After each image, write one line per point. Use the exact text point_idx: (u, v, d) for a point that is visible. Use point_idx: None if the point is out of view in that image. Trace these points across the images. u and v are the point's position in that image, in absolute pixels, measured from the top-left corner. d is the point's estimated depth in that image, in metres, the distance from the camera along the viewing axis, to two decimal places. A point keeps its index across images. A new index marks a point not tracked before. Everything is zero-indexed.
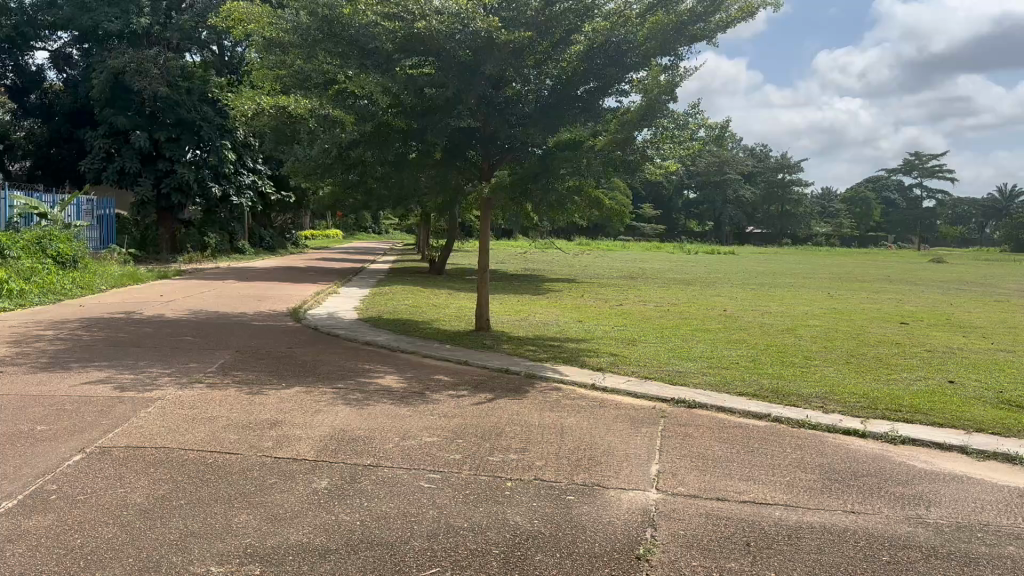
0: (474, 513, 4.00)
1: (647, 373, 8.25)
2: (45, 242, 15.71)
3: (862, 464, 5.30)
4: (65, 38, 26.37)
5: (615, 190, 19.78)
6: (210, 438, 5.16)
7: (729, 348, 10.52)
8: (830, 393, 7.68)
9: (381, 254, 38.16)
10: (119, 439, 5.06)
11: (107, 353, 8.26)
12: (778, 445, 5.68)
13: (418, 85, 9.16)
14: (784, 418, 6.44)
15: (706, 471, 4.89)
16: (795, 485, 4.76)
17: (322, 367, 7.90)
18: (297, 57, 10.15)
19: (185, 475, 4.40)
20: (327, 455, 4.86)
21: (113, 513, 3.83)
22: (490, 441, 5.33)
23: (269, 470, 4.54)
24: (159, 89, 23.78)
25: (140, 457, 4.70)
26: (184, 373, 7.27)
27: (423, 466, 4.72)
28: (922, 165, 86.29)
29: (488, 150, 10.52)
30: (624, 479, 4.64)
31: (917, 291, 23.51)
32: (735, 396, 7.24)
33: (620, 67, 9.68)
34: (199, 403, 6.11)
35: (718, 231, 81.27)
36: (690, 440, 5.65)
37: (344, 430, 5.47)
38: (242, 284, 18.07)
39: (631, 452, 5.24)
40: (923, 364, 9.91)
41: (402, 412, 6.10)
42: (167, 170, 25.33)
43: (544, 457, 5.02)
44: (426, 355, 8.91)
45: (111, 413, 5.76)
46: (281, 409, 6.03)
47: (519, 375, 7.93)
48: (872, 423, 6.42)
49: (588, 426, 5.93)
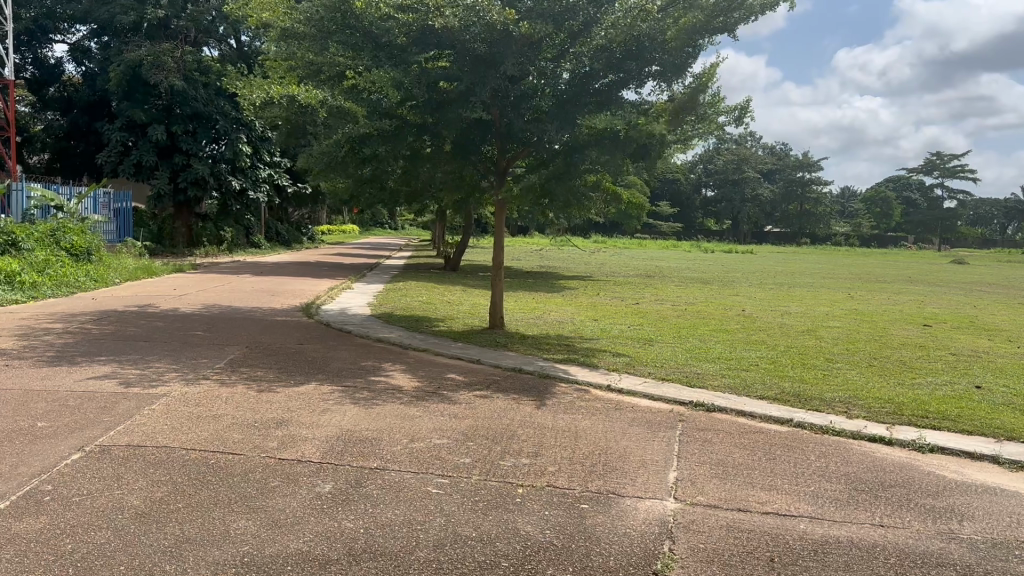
0: (484, 522, 3.82)
1: (662, 373, 8.05)
2: (59, 234, 15.66)
3: (889, 474, 5.07)
4: (84, 30, 26.46)
5: (632, 185, 19.57)
6: (213, 437, 5.01)
7: (749, 349, 10.30)
8: (853, 397, 7.44)
9: (393, 253, 33.58)
10: (119, 438, 4.91)
11: (116, 347, 8.17)
12: (799, 451, 5.47)
13: (431, 79, 9.14)
14: (807, 424, 6.22)
15: (727, 480, 4.69)
16: (820, 496, 4.54)
17: (332, 365, 7.74)
18: (309, 49, 9.94)
19: (186, 477, 4.26)
20: (333, 458, 4.69)
21: (107, 518, 3.67)
22: (502, 445, 5.13)
23: (273, 472, 4.39)
24: (176, 82, 23.71)
25: (140, 457, 4.57)
26: (191, 370, 7.14)
27: (431, 470, 4.54)
28: (944, 165, 85.01)
29: (503, 146, 10.25)
30: (640, 488, 4.44)
31: (938, 292, 23.09)
32: (755, 399, 7.04)
33: (640, 61, 9.41)
34: (204, 401, 5.97)
35: (736, 230, 80.43)
36: (710, 445, 5.46)
37: (351, 432, 5.29)
38: (255, 278, 17.95)
39: (647, 458, 5.03)
40: (948, 368, 9.61)
41: (413, 412, 5.93)
42: (184, 164, 25.26)
43: (556, 462, 4.83)
44: (439, 354, 8.73)
45: (113, 410, 5.61)
46: (288, 408, 5.87)
47: (532, 375, 7.75)
48: (898, 430, 6.18)
49: (603, 429, 5.75)
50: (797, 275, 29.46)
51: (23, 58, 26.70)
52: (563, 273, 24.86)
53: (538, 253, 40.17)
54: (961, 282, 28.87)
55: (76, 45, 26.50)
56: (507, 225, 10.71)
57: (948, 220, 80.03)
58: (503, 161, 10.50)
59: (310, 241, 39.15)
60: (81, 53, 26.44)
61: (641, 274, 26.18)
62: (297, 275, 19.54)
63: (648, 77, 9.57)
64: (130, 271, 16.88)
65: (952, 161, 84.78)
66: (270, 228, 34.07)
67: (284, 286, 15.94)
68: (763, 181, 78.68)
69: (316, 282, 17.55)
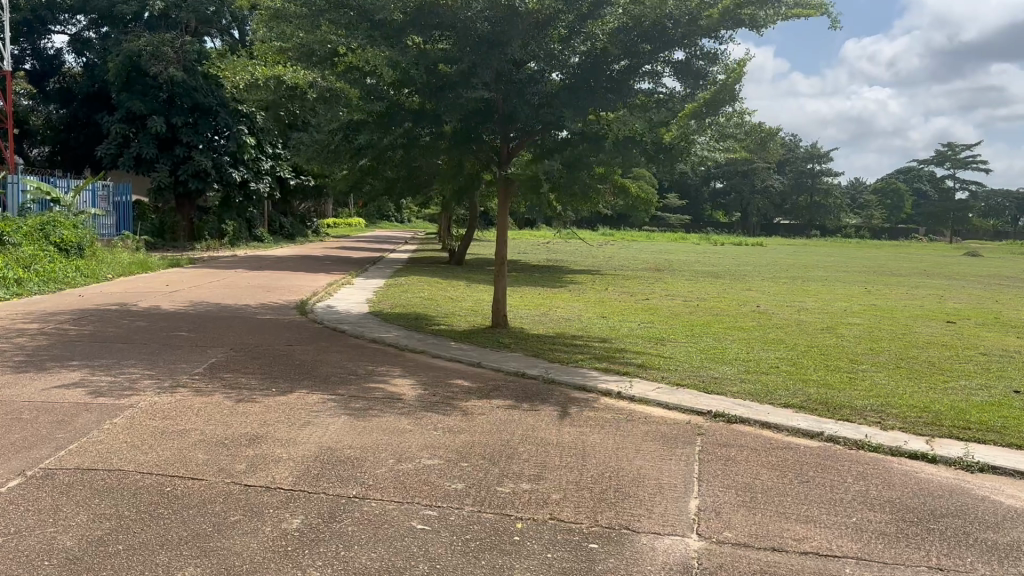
0: (476, 570, 3.25)
1: (676, 378, 7.44)
2: (49, 229, 15.16)
3: (938, 500, 4.45)
4: (83, 21, 25.95)
5: (642, 177, 18.90)
6: (175, 458, 4.48)
7: (768, 350, 9.73)
8: (883, 405, 6.82)
9: (393, 253, 28.13)
10: (68, 460, 4.38)
11: (91, 350, 7.63)
12: (833, 472, 4.86)
13: (430, 61, 8.54)
14: (840, 438, 5.61)
15: (755, 510, 4.09)
16: (864, 530, 3.94)
17: (320, 369, 7.17)
18: (298, 28, 9.20)
19: (134, 509, 3.74)
20: (306, 484, 4.13)
21: (29, 566, 3.14)
22: (499, 467, 4.55)
23: (233, 503, 3.84)
24: (176, 74, 23.19)
25: (88, 484, 4.04)
26: (168, 376, 6.59)
27: (418, 500, 3.97)
28: (956, 156, 83.81)
29: (507, 134, 9.66)
30: (658, 520, 3.86)
31: (954, 286, 22.48)
32: (781, 409, 6.43)
33: (656, 44, 8.77)
34: (173, 413, 5.43)
35: (745, 222, 79.43)
36: (735, 465, 4.86)
37: (331, 450, 4.71)
38: (253, 273, 17.40)
39: (664, 482, 4.45)
40: (982, 370, 9.00)
41: (403, 425, 5.36)
42: (184, 156, 24.72)
43: (561, 488, 4.25)
44: (437, 355, 8.19)
45: (71, 425, 5.08)
46: (266, 420, 5.33)
47: (537, 379, 7.18)
48: (940, 445, 5.56)
49: (614, 444, 5.17)
50: (812, 269, 28.67)
51: (21, 50, 26.35)
52: (571, 267, 24.25)
53: (546, 253, 32.23)
54: (979, 274, 28.12)
55: (75, 36, 25.98)
56: (510, 219, 10.13)
57: (959, 211, 79.12)
58: (507, 150, 9.93)
59: (314, 235, 38.64)
60: (81, 44, 25.88)
61: (652, 268, 25.51)
62: (295, 270, 19.01)
63: (664, 63, 9.00)
64: (124, 266, 16.40)
65: (964, 152, 83.71)
66: (274, 221, 33.57)
67: (281, 282, 15.42)
68: (772, 172, 77.72)
69: (315, 276, 17.04)
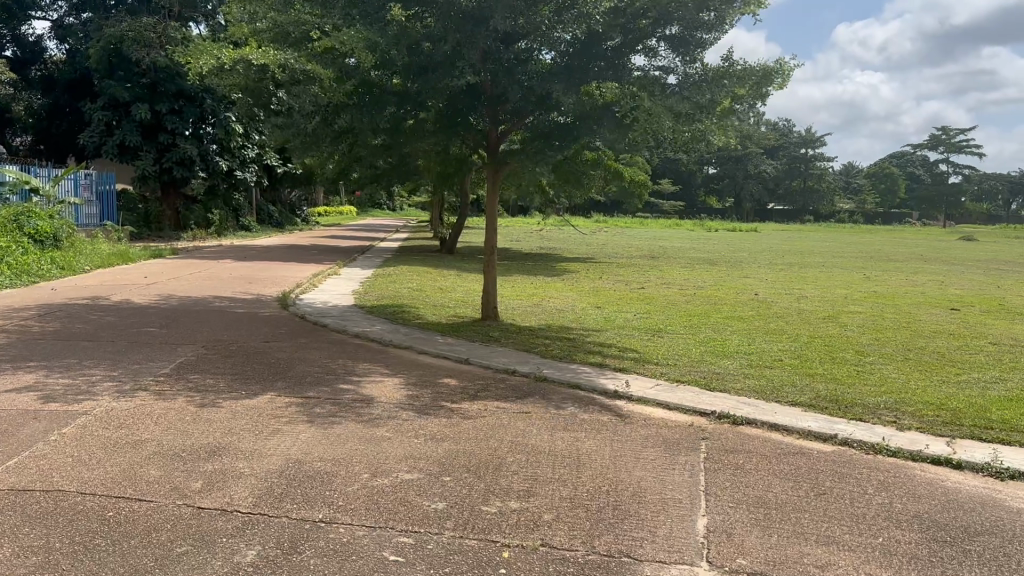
0: None
1: (676, 375, 6.99)
2: (23, 219, 14.57)
3: (969, 514, 4.03)
4: (63, 7, 25.13)
5: (637, 161, 18.39)
6: (124, 475, 4.02)
7: (769, 341, 9.31)
8: (897, 402, 6.39)
9: (367, 254, 21.84)
10: (5, 479, 3.93)
11: (52, 349, 7.13)
12: (851, 482, 4.44)
13: (412, 39, 7.98)
14: (856, 441, 5.18)
15: (771, 531, 3.66)
16: (895, 554, 3.50)
17: (296, 368, 6.70)
18: (270, 8, 8.70)
19: (67, 541, 3.27)
20: (267, 506, 3.67)
21: None
22: (485, 481, 4.10)
23: (183, 532, 3.39)
24: (158, 59, 22.47)
25: (20, 508, 3.58)
26: (130, 377, 6.12)
27: (392, 524, 3.52)
28: (948, 140, 83.49)
29: (495, 115, 9.12)
30: (663, 545, 3.44)
31: (951, 272, 22.15)
32: (789, 408, 5.99)
33: (653, 19, 8.21)
34: (129, 422, 4.96)
35: (738, 209, 78.75)
36: (744, 476, 4.43)
37: (297, 465, 4.25)
38: (236, 263, 16.85)
39: (668, 497, 4.01)
40: (994, 361, 8.59)
41: (380, 433, 4.90)
42: (168, 143, 24.10)
43: (553, 507, 3.80)
44: (422, 351, 7.72)
45: (14, 437, 4.61)
46: (230, 429, 4.86)
47: (527, 377, 6.73)
48: (963, 447, 5.14)
49: (610, 452, 4.74)
50: (811, 255, 27.99)
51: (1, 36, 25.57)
52: (563, 255, 23.75)
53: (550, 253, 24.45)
54: (979, 259, 27.71)
55: (57, 22, 25.22)
56: (500, 205, 9.55)
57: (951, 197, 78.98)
58: (495, 135, 9.44)
59: (304, 223, 38.01)
60: (62, 30, 25.17)
61: (646, 255, 24.99)
62: (281, 260, 18.47)
63: (661, 39, 8.43)
64: (103, 257, 15.80)
65: (958, 136, 83.40)
66: (261, 211, 32.94)
67: (264, 273, 14.89)
68: (765, 158, 77.38)
69: (299, 267, 16.51)
